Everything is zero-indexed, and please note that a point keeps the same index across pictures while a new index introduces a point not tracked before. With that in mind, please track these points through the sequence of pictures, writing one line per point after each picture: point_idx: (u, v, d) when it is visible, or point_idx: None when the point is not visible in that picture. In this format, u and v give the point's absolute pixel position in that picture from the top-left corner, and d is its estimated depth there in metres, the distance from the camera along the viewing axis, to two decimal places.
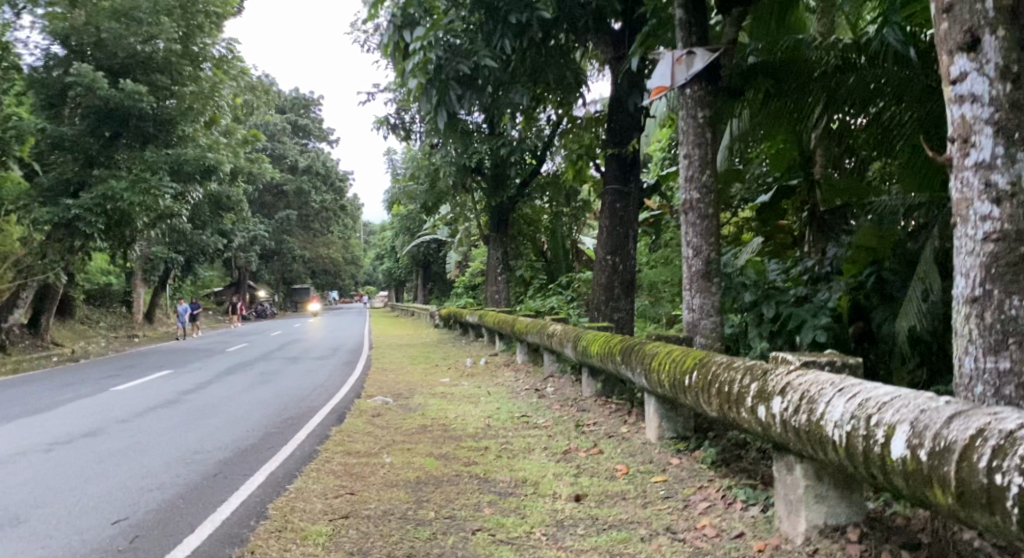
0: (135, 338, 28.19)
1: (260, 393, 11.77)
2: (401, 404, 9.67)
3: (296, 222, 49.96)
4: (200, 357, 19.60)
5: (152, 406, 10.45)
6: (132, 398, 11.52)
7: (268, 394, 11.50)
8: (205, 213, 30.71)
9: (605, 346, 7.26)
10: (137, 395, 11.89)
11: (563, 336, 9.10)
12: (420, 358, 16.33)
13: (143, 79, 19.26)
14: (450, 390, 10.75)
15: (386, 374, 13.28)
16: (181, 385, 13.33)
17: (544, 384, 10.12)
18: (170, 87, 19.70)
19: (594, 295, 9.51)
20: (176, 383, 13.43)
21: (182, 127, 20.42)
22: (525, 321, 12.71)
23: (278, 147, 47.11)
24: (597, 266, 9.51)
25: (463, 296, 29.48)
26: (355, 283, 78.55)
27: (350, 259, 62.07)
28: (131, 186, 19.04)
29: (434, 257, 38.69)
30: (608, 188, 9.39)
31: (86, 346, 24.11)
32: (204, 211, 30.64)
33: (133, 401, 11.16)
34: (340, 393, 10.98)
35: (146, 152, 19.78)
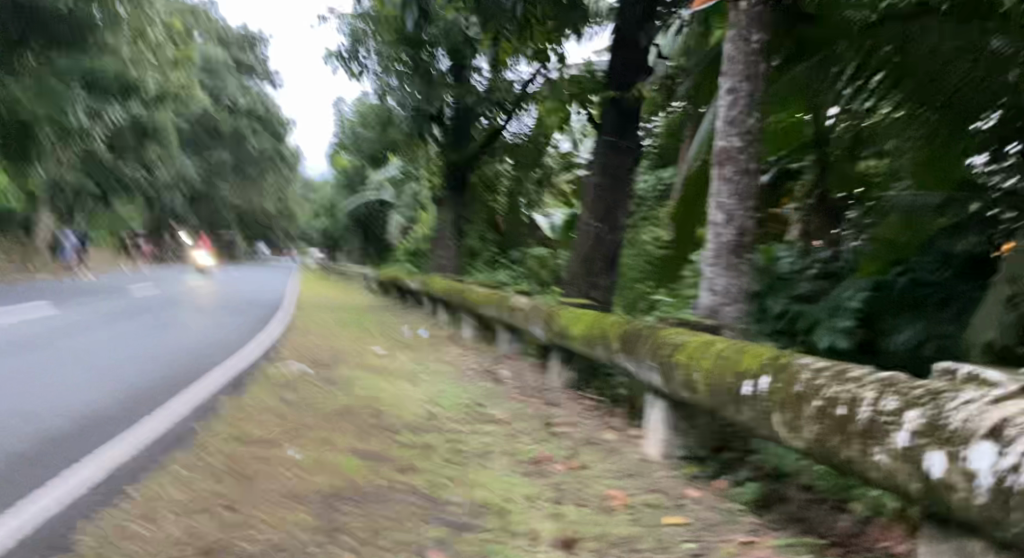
0: (31, 269, 25.40)
1: (154, 342, 9.95)
2: (321, 373, 7.94)
3: (230, 166, 47.00)
4: (96, 296, 17.36)
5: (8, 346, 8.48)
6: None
7: (163, 345, 9.70)
8: (128, 141, 28.00)
9: (591, 325, 5.68)
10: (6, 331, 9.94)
11: (532, 310, 7.51)
12: (350, 321, 14.54)
13: None
14: (384, 363, 9.04)
15: (308, 336, 11.48)
16: (65, 324, 11.35)
17: (498, 368, 8.52)
18: None
19: (571, 265, 7.98)
20: (56, 322, 11.40)
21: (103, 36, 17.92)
22: (479, 291, 11.07)
23: (218, 84, 44.02)
24: (577, 230, 8.00)
25: (402, 262, 27.62)
26: (288, 237, 75.27)
27: (286, 211, 59.09)
28: None
29: (375, 218, 36.58)
30: (602, 138, 7.84)
31: None
32: (126, 137, 27.91)
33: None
34: (248, 353, 9.15)
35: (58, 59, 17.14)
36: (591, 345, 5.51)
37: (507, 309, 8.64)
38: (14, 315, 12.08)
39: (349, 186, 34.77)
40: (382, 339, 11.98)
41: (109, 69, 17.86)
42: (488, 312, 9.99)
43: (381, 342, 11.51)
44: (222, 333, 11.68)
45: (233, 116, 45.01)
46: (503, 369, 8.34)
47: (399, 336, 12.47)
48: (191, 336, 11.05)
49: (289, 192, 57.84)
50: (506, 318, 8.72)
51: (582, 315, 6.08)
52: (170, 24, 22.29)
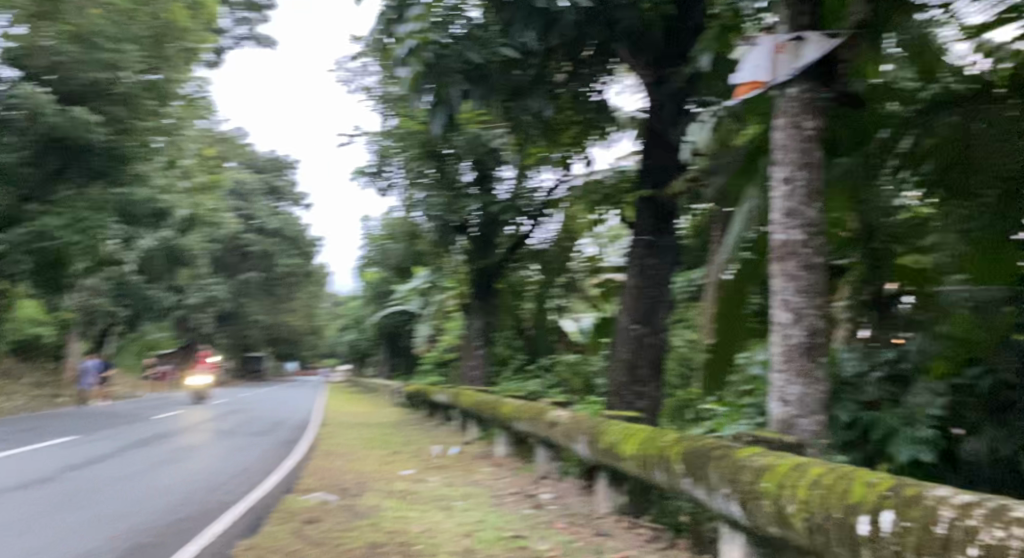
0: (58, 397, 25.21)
1: (169, 473, 9.44)
2: (346, 503, 7.30)
3: (259, 286, 47.51)
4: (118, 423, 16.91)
5: (15, 485, 7.97)
6: (9, 470, 9.16)
7: (178, 476, 9.17)
8: (159, 266, 28.37)
9: (642, 441, 5.13)
10: (19, 466, 9.50)
11: (572, 425, 6.95)
12: (378, 441, 13.90)
13: (96, 110, 16.47)
14: (414, 487, 8.39)
15: (333, 460, 10.86)
16: (82, 455, 10.90)
17: (537, 490, 7.84)
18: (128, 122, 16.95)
19: (611, 373, 7.47)
20: (72, 455, 10.90)
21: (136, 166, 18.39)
22: (511, 404, 10.50)
23: (248, 207, 45.17)
24: (615, 335, 7.54)
25: (430, 374, 27.11)
26: (316, 354, 75.31)
27: (313, 328, 59.30)
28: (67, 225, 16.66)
29: (402, 331, 36.35)
30: (638, 238, 7.49)
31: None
32: (157, 262, 28.30)
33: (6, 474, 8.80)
34: (269, 483, 8.54)
35: (91, 189, 17.44)
36: (645, 466, 4.94)
37: (543, 423, 8.06)
38: (31, 448, 11.67)
39: (376, 300, 34.83)
40: (411, 459, 11.33)
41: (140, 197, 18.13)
42: (522, 427, 9.39)
43: (410, 463, 10.86)
44: (242, 459, 11.15)
45: (262, 238, 45.89)
46: (543, 491, 7.67)
47: (430, 454, 11.81)
48: (211, 463, 10.53)
49: (317, 309, 58.24)
50: (541, 434, 8.12)
51: (630, 430, 5.53)
52: (202, 152, 22.90)
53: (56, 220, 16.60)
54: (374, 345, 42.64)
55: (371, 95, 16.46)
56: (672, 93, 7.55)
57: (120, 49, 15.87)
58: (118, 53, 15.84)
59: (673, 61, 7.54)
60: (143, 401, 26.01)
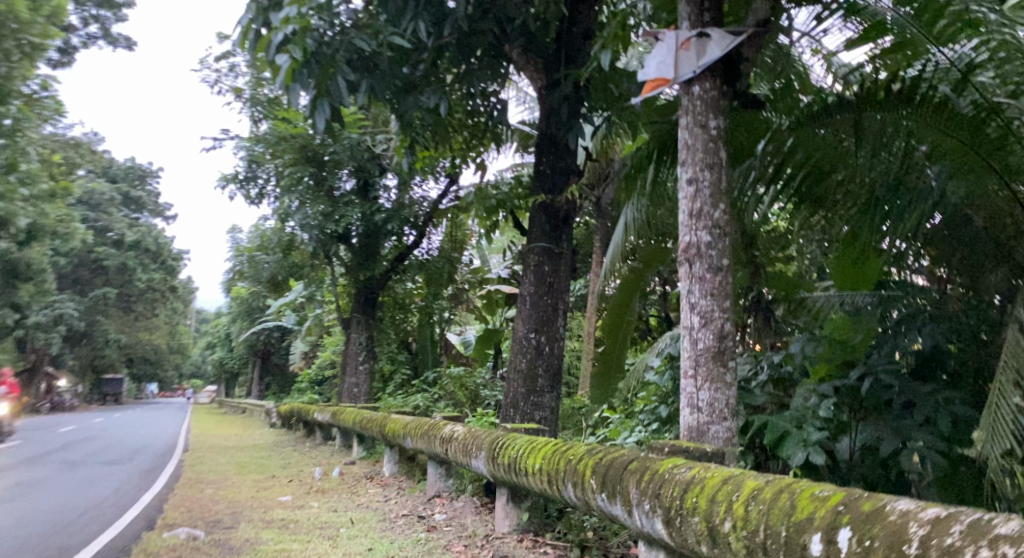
0: None
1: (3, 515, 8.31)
2: (219, 538, 6.62)
3: (115, 302, 44.18)
4: None
5: None
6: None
7: (14, 518, 8.07)
8: None
9: (550, 454, 4.88)
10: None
11: (472, 441, 6.63)
12: (252, 466, 13.00)
13: None
14: (297, 515, 7.78)
15: (202, 489, 9.99)
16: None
17: (432, 511, 7.44)
18: None
19: (509, 380, 7.30)
20: None
21: None
22: (399, 420, 10.04)
23: (102, 218, 41.97)
24: (512, 344, 7.34)
25: (307, 391, 25.98)
26: (181, 374, 71.05)
27: (177, 346, 55.86)
28: None
29: (275, 347, 34.75)
30: (534, 244, 7.36)
31: None
32: None
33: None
34: (126, 520, 7.68)
35: None
36: (552, 481, 4.69)
37: (439, 440, 7.69)
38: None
39: (246, 315, 33.19)
40: (290, 483, 10.60)
41: None
42: (413, 445, 8.97)
43: (290, 488, 10.15)
44: (93, 494, 10.04)
45: (118, 251, 42.75)
46: (439, 512, 7.29)
47: (311, 477, 11.12)
48: (54, 501, 9.38)
49: (181, 327, 54.96)
50: (438, 451, 7.75)
51: (535, 443, 5.28)
52: (46, 156, 20.95)
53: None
54: (244, 363, 40.62)
55: (240, 97, 15.51)
56: (565, 94, 7.35)
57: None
58: None
59: (565, 62, 7.42)
60: None
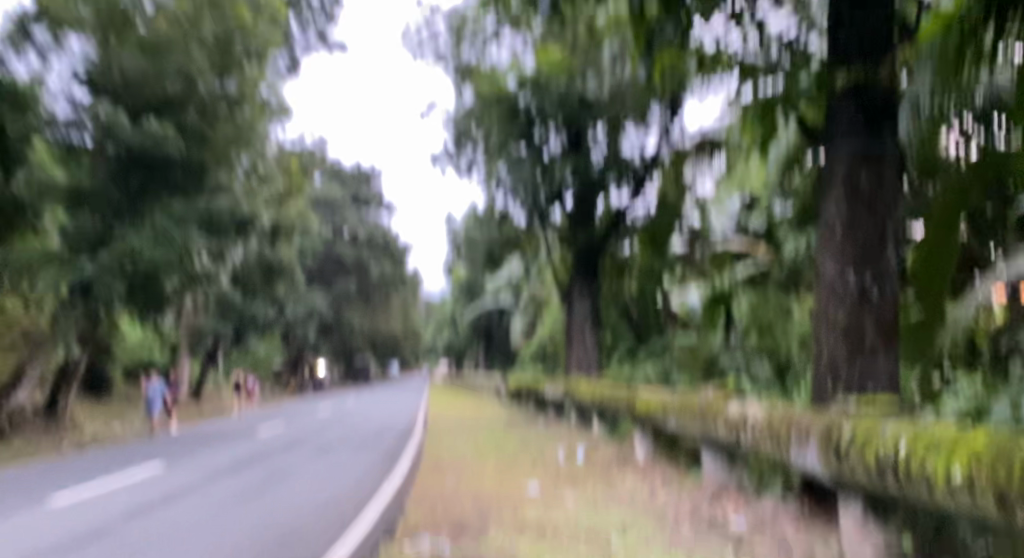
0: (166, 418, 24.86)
1: (255, 503, 7.63)
2: (464, 547, 5.42)
3: (350, 292, 46.75)
4: (215, 444, 15.83)
5: (77, 533, 6.61)
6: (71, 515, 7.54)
7: (265, 508, 7.30)
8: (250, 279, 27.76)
9: (985, 455, 2.93)
10: (80, 510, 7.89)
11: (788, 424, 4.78)
12: (492, 447, 12.11)
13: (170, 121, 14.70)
14: (554, 519, 6.36)
15: (445, 474, 9.12)
16: (160, 488, 9.33)
17: (726, 519, 5.67)
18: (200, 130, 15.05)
19: (816, 328, 5.55)
20: (156, 485, 9.66)
21: None
22: (652, 399, 8.34)
23: (333, 215, 44.66)
24: (817, 286, 5.51)
25: (533, 367, 25.33)
26: (413, 356, 74.97)
27: (406, 330, 58.54)
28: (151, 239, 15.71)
29: (498, 326, 34.66)
30: (841, 148, 5.38)
31: (107, 428, 20.74)
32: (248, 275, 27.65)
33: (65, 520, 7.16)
34: (371, 511, 6.86)
35: None
36: (1007, 501, 2.75)
37: (724, 424, 5.86)
38: (110, 481, 10.25)
39: (466, 297, 33.37)
40: (532, 470, 9.33)
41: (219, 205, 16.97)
42: (679, 428, 7.24)
43: (534, 473, 8.93)
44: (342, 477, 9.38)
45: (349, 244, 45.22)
46: (737, 520, 5.51)
47: (555, 463, 9.82)
48: (304, 486, 8.74)
49: (408, 312, 57.50)
50: (723, 438, 5.95)
51: (931, 432, 3.35)
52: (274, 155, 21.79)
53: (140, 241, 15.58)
54: (467, 343, 41.23)
55: (444, 60, 14.60)
56: None
57: (181, 54, 13.83)
58: (181, 58, 13.94)
59: None
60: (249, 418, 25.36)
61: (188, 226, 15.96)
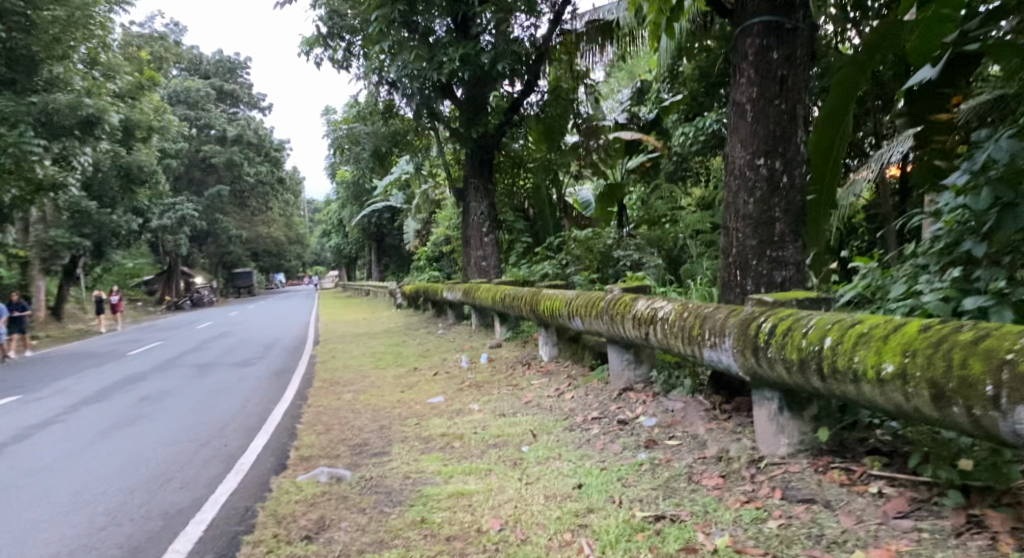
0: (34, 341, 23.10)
1: (129, 437, 6.96)
2: (363, 472, 5.07)
3: (230, 199, 44.33)
4: (89, 368, 14.76)
5: None
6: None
7: (140, 441, 6.65)
8: (115, 188, 25.63)
9: (922, 349, 2.83)
10: None
11: (701, 319, 4.57)
12: (388, 355, 11.75)
13: None
14: (458, 431, 6.08)
15: (340, 387, 8.70)
16: (20, 424, 8.46)
17: (636, 415, 5.54)
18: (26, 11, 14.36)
19: (724, 218, 5.27)
20: (19, 419, 8.82)
21: None
22: (555, 297, 8.07)
23: (204, 116, 41.65)
24: (725, 174, 5.22)
25: (426, 268, 24.89)
26: (304, 261, 72.95)
27: (293, 235, 56.58)
28: None
29: (388, 228, 33.82)
30: (752, 20, 5.04)
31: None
32: (112, 184, 25.50)
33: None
34: (259, 437, 6.40)
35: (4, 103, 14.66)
36: (944, 397, 2.73)
37: (632, 320, 5.63)
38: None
39: (354, 199, 32.21)
40: (433, 378, 9.01)
41: None
42: (583, 327, 7.02)
43: (436, 384, 8.57)
44: (227, 398, 8.77)
45: (224, 147, 42.50)
46: (646, 417, 5.39)
47: (455, 368, 9.56)
48: (188, 410, 8.14)
49: (293, 217, 55.35)
50: (631, 335, 5.73)
51: (860, 324, 3.21)
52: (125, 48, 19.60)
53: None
54: (359, 247, 40.29)
55: None
56: None
57: None
58: None
59: None
60: (128, 336, 23.95)
61: (23, 127, 14.70)
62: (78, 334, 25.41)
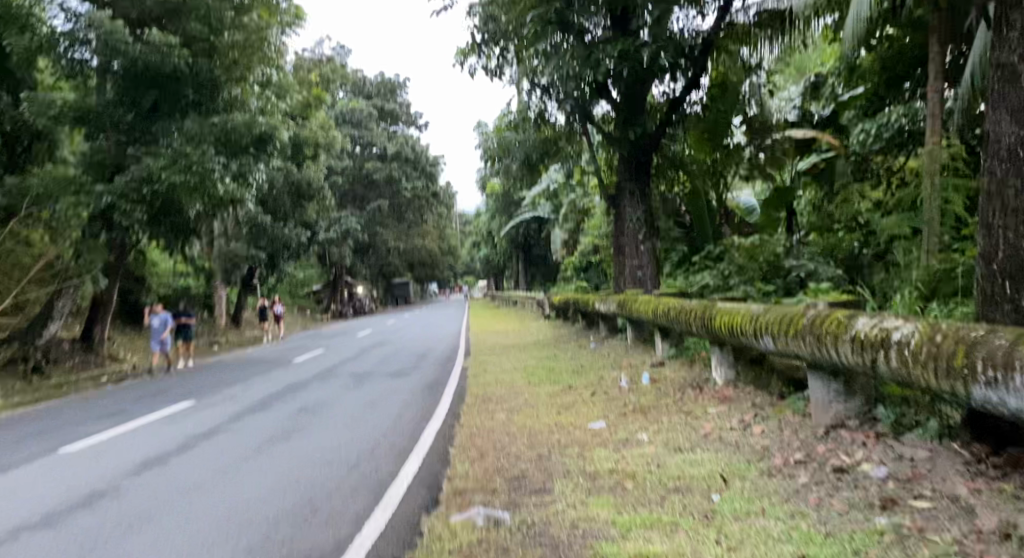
0: (211, 346, 24.43)
1: (282, 450, 6.53)
2: (524, 516, 4.32)
3: (387, 212, 45.79)
4: (254, 373, 15.06)
5: (84, 490, 5.71)
6: (71, 469, 6.49)
7: (289, 457, 6.16)
8: (285, 203, 26.88)
9: None
10: (93, 456, 6.97)
11: (968, 346, 3.44)
12: (542, 370, 11.05)
13: (172, 28, 15.00)
14: (628, 466, 5.19)
15: (493, 405, 8.08)
16: (184, 428, 8.33)
17: (856, 462, 4.45)
18: (208, 38, 15.27)
19: (984, 213, 4.14)
20: (185, 423, 8.77)
21: (227, 90, 16.09)
22: (735, 312, 6.96)
23: (365, 134, 43.38)
24: (985, 156, 4.12)
25: (576, 280, 24.18)
26: (456, 273, 74.50)
27: (445, 247, 57.73)
28: (171, 164, 14.80)
29: (538, 239, 33.48)
30: None
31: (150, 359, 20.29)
32: (282, 199, 26.74)
33: (61, 479, 6.11)
34: (413, 457, 5.77)
35: (188, 123, 15.42)
36: None
37: (852, 342, 4.52)
38: (131, 422, 9.27)
39: (505, 211, 32.14)
40: (591, 399, 8.16)
41: (238, 121, 15.65)
42: (775, 347, 5.91)
43: (596, 407, 7.70)
44: (383, 411, 8.29)
45: (384, 163, 43.96)
46: (874, 466, 4.29)
47: (615, 389, 8.66)
48: (340, 423, 7.66)
49: (446, 230, 56.54)
50: (849, 362, 4.61)
51: None
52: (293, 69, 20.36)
53: (158, 163, 14.66)
54: (508, 258, 40.32)
55: None
56: None
57: None
58: None
59: None
60: (292, 343, 24.87)
61: (206, 146, 15.32)
62: (249, 341, 26.71)
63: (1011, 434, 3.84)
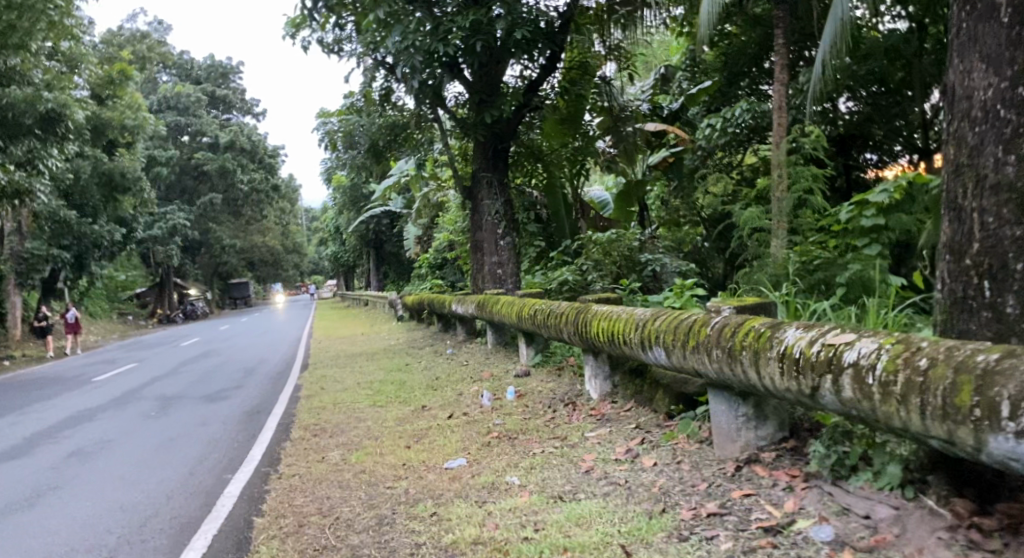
0: (6, 362, 20.91)
1: (21, 526, 4.88)
2: None
3: (223, 208, 42.25)
4: (42, 397, 12.62)
5: None
6: None
7: (24, 540, 4.56)
8: (96, 197, 23.62)
9: None
10: None
11: (985, 379, 2.49)
12: (390, 383, 9.66)
13: None
14: (498, 533, 3.93)
15: (328, 439, 6.62)
16: None
17: (790, 520, 3.44)
18: None
19: (952, 191, 3.75)
20: None
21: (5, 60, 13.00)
22: (614, 319, 5.86)
23: (194, 122, 39.74)
24: (953, 117, 3.76)
25: (429, 278, 22.81)
26: (304, 271, 70.87)
27: (290, 245, 54.46)
28: None
29: (388, 235, 31.84)
30: None
31: None
32: (93, 192, 23.54)
33: None
34: (194, 537, 4.37)
35: None
36: None
37: (783, 361, 3.49)
38: None
39: (351, 206, 30.23)
40: (446, 424, 6.87)
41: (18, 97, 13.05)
42: (670, 361, 4.81)
43: (452, 435, 6.41)
44: (177, 453, 6.68)
45: (217, 154, 40.49)
46: (815, 525, 3.31)
47: (476, 409, 7.39)
48: (115, 477, 5.90)
49: (290, 227, 53.37)
50: (777, 387, 3.58)
51: None
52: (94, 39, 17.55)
53: None
54: (357, 255, 38.30)
55: None
56: None
57: None
58: None
59: None
60: (107, 355, 21.90)
61: None
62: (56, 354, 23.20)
63: (993, 486, 3.01)
